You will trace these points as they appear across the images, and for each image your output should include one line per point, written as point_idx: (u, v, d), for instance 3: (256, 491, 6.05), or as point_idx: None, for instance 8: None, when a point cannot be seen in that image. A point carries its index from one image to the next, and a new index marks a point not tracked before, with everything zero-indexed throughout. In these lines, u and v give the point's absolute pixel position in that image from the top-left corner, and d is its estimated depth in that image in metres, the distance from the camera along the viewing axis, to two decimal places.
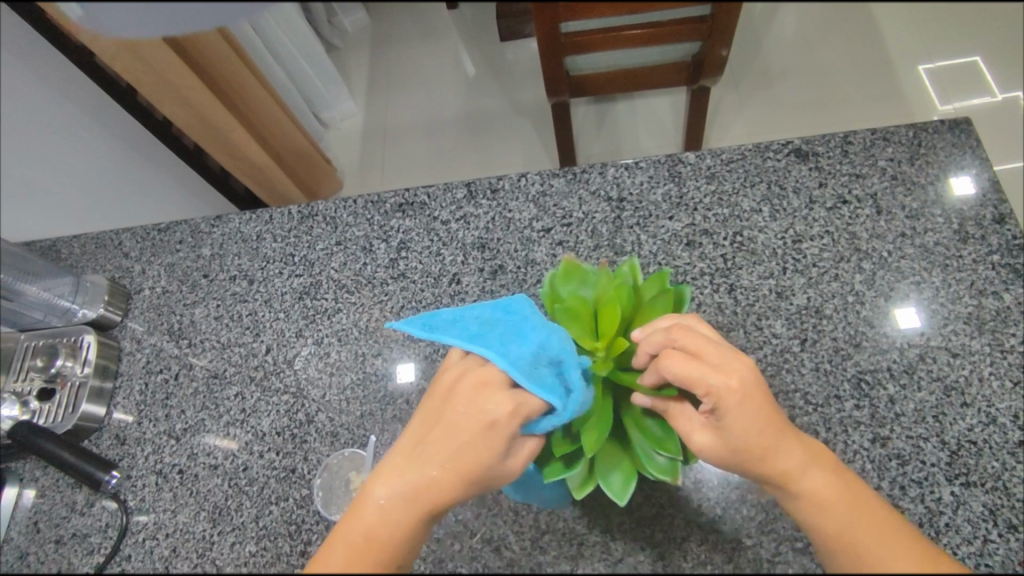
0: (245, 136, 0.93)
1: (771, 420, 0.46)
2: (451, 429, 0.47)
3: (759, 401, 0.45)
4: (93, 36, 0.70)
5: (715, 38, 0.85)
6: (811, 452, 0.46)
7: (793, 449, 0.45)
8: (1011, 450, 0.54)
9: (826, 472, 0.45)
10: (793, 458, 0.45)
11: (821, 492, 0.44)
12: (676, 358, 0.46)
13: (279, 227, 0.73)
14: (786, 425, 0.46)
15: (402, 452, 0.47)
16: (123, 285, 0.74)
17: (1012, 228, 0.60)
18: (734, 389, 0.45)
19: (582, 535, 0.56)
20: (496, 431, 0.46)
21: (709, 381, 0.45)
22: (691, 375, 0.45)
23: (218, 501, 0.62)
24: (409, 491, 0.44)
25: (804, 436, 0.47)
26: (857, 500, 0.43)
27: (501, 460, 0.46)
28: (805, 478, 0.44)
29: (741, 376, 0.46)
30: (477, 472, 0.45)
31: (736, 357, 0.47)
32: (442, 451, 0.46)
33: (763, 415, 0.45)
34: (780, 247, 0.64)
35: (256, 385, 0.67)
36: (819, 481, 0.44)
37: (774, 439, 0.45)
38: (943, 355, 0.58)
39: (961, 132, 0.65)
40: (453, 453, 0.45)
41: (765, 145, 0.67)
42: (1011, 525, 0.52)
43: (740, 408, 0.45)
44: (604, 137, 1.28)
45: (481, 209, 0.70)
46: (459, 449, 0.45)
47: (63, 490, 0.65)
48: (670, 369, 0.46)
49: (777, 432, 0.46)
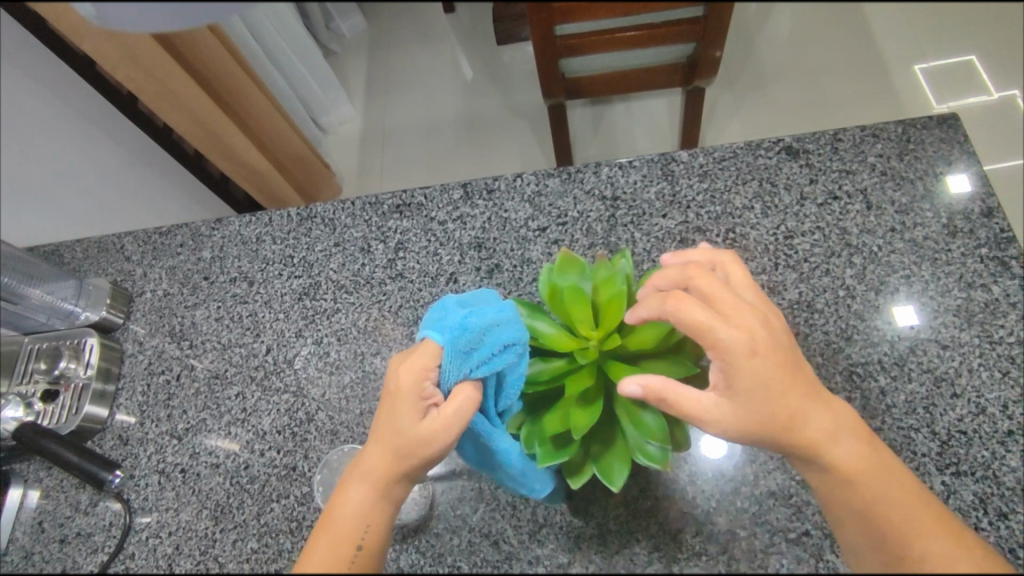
0: (244, 142, 0.94)
1: (792, 382, 0.45)
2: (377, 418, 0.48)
3: (778, 361, 0.44)
4: (94, 45, 0.71)
5: (708, 40, 0.86)
6: (840, 417, 0.45)
7: (820, 416, 0.45)
8: (1000, 440, 0.55)
9: (856, 438, 0.44)
10: (820, 425, 0.44)
11: (851, 460, 0.43)
12: (692, 304, 0.45)
13: (279, 229, 0.74)
14: (813, 389, 0.45)
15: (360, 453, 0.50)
16: (125, 288, 0.75)
17: (1000, 222, 0.61)
18: (746, 344, 0.44)
19: (579, 529, 0.57)
20: (395, 394, 0.47)
21: (719, 335, 0.44)
22: (697, 325, 0.45)
23: (220, 499, 0.63)
24: (356, 478, 0.47)
25: (830, 398, 0.46)
26: (886, 469, 0.43)
27: (410, 412, 0.46)
28: (835, 445, 0.44)
29: (756, 331, 0.45)
30: (401, 441, 0.46)
31: (751, 312, 0.45)
32: (371, 435, 0.48)
33: (783, 376, 0.44)
34: (772, 243, 0.64)
35: (257, 384, 0.68)
36: (850, 449, 0.44)
37: (800, 401, 0.44)
38: (933, 347, 0.59)
39: (948, 128, 0.66)
40: (376, 432, 0.47)
41: (757, 143, 0.68)
42: (1001, 513, 0.53)
43: (751, 365, 0.44)
44: (601, 139, 1.28)
45: (477, 209, 0.71)
46: (385, 429, 0.47)
47: (67, 490, 0.65)
48: (687, 314, 0.45)
49: (803, 397, 0.45)
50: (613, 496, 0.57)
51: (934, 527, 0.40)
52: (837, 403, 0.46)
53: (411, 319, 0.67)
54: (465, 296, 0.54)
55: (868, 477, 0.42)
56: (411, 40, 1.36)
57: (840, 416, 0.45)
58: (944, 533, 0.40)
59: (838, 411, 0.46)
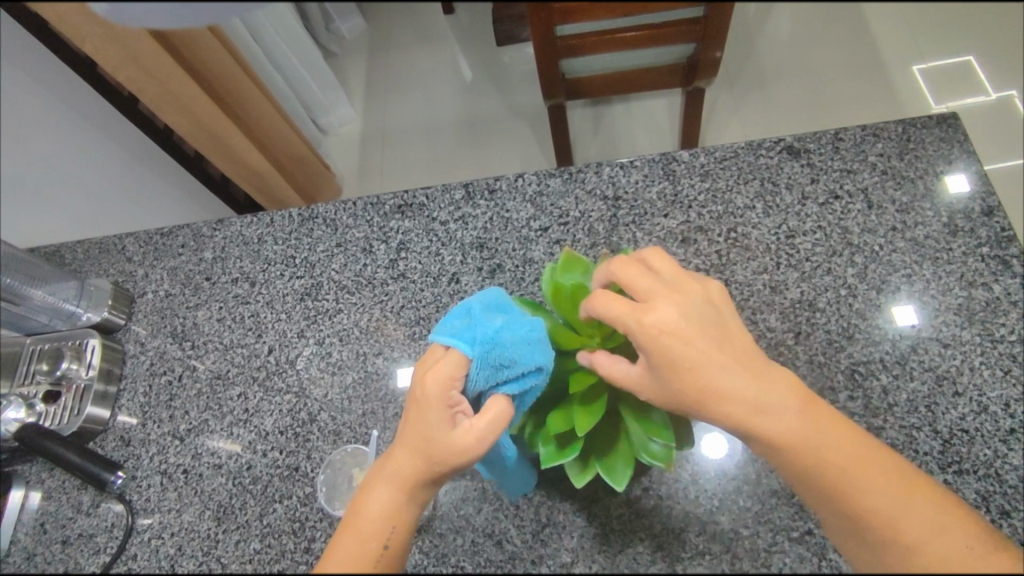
0: (244, 144, 0.94)
1: (709, 358, 0.45)
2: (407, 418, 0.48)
3: (694, 341, 0.45)
4: (95, 46, 0.71)
5: (708, 40, 0.86)
6: (765, 385, 0.45)
7: (745, 389, 0.44)
8: (1002, 438, 0.55)
9: (787, 407, 0.44)
10: (747, 399, 0.44)
11: (785, 433, 0.43)
12: (603, 298, 0.48)
13: (281, 229, 0.74)
14: (736, 361, 0.45)
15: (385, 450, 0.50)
16: (126, 289, 0.75)
17: (1000, 221, 0.62)
18: (650, 331, 0.45)
19: (582, 528, 0.57)
20: (431, 400, 0.47)
21: (625, 322, 0.46)
22: (608, 313, 0.47)
23: (222, 500, 0.63)
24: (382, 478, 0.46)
25: (756, 363, 0.46)
26: (824, 433, 0.43)
27: (446, 421, 0.46)
28: (767, 420, 0.44)
29: (663, 314, 0.46)
30: (433, 449, 0.45)
31: (665, 296, 0.47)
32: (402, 436, 0.48)
33: (700, 355, 0.45)
34: (774, 243, 0.65)
35: (259, 385, 0.68)
36: (781, 422, 0.44)
37: (720, 378, 0.45)
38: (935, 346, 0.59)
39: (948, 127, 0.66)
40: (408, 434, 0.47)
41: (758, 143, 0.68)
42: (1003, 511, 0.53)
43: (664, 347, 0.45)
44: (601, 140, 1.29)
45: (479, 209, 0.71)
46: (414, 431, 0.47)
47: (69, 491, 0.65)
48: (592, 307, 0.49)
49: (724, 372, 0.45)
50: (615, 495, 0.57)
51: (879, 490, 0.41)
52: (772, 373, 0.46)
53: (413, 320, 0.67)
54: (487, 300, 0.52)
55: (808, 449, 0.43)
56: (410, 44, 1.35)
57: (770, 390, 0.45)
58: (889, 495, 0.41)
59: (769, 382, 0.45)
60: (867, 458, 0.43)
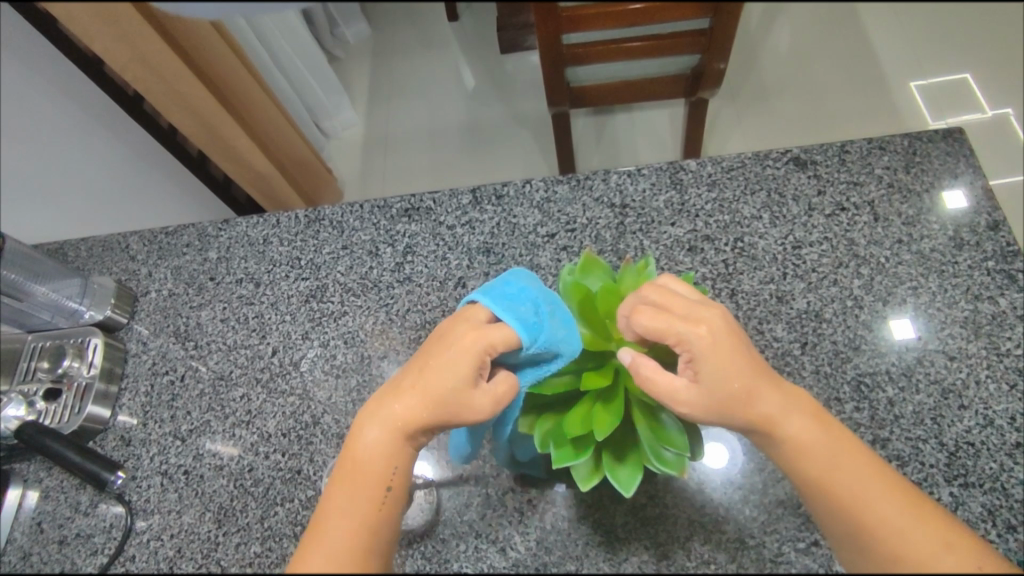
0: (248, 145, 0.94)
1: (748, 364, 0.46)
2: (420, 373, 0.50)
3: (733, 347, 0.46)
4: (104, 46, 0.71)
5: (714, 52, 0.87)
6: (788, 394, 0.46)
7: (772, 394, 0.45)
8: (1008, 452, 0.55)
9: (807, 415, 0.45)
10: (772, 404, 0.45)
11: (803, 436, 0.44)
12: (647, 313, 0.47)
13: (287, 231, 0.74)
14: (762, 370, 0.46)
15: (387, 390, 0.51)
16: (129, 288, 0.75)
17: (1005, 235, 0.62)
18: (707, 339, 0.46)
19: (587, 536, 0.56)
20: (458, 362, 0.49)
21: (680, 331, 0.46)
22: (661, 326, 0.46)
23: (223, 501, 0.63)
24: (386, 422, 0.48)
25: (778, 377, 0.47)
26: (838, 439, 0.44)
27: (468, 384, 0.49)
28: (786, 422, 0.44)
29: (710, 324, 0.46)
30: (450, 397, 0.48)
31: (705, 306, 0.48)
32: (418, 382, 0.49)
33: (743, 363, 0.46)
34: (780, 253, 0.65)
35: (262, 386, 0.67)
36: (801, 425, 0.44)
37: (753, 381, 0.45)
38: (940, 358, 0.59)
39: (954, 141, 0.67)
40: (426, 382, 0.49)
41: (765, 154, 0.69)
42: (1010, 524, 0.53)
43: (715, 354, 0.45)
44: (603, 150, 1.29)
45: (486, 214, 0.71)
46: (431, 377, 0.49)
47: (67, 491, 0.65)
48: (638, 322, 0.47)
49: (756, 377, 0.45)
50: (621, 503, 0.57)
51: (893, 502, 0.41)
52: (788, 384, 0.47)
53: (419, 324, 0.67)
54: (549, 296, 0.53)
55: (826, 453, 0.43)
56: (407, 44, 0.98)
57: (792, 397, 0.46)
58: (902, 506, 0.41)
59: (787, 390, 0.46)
60: (881, 468, 0.43)
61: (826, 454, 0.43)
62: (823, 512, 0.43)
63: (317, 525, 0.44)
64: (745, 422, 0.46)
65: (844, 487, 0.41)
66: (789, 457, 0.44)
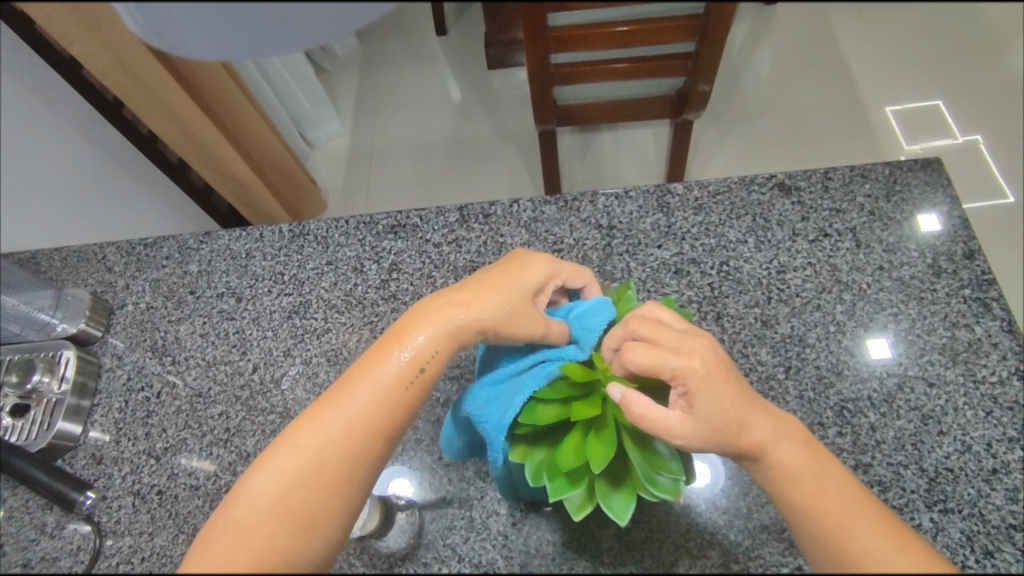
0: (231, 154, 0.93)
1: (741, 395, 0.46)
2: (491, 282, 0.53)
3: (725, 377, 0.46)
4: (83, 50, 0.69)
5: (698, 76, 0.88)
6: (781, 424, 0.46)
7: (765, 422, 0.45)
8: (985, 477, 0.56)
9: (798, 443, 0.45)
10: (763, 431, 0.45)
11: (792, 462, 0.44)
12: (640, 350, 0.47)
13: (270, 245, 0.73)
14: (754, 398, 0.47)
15: (454, 286, 0.53)
16: (105, 300, 0.73)
17: (981, 264, 0.63)
18: (701, 371, 0.46)
19: (571, 560, 0.55)
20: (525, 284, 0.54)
21: (673, 365, 0.46)
22: (655, 363, 0.46)
23: (198, 523, 0.61)
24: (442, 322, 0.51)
25: (770, 407, 0.48)
26: (826, 469, 0.44)
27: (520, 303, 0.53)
28: (778, 447, 0.45)
29: (702, 356, 0.47)
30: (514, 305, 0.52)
31: (694, 338, 0.48)
32: (489, 285, 0.53)
33: (734, 394, 0.46)
34: (765, 277, 0.66)
35: (242, 404, 0.66)
36: (792, 452, 0.45)
37: (745, 408, 0.45)
38: (920, 384, 0.60)
39: (932, 171, 0.68)
40: (500, 289, 0.52)
41: (750, 179, 0.70)
42: (987, 550, 0.54)
43: (708, 387, 0.45)
44: (588, 167, 1.29)
45: (473, 233, 0.71)
46: (510, 287, 0.53)
47: (32, 511, 0.62)
48: (632, 359, 0.47)
49: (747, 406, 0.46)
50: (607, 527, 0.56)
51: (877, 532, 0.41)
52: (780, 412, 0.48)
53: None
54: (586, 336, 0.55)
55: (812, 479, 0.44)
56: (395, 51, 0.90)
57: (783, 424, 0.46)
58: (887, 536, 0.40)
59: (779, 417, 0.47)
60: (867, 500, 0.43)
61: (813, 480, 0.43)
62: (808, 540, 0.42)
63: (349, 392, 0.47)
64: (740, 451, 0.45)
65: (832, 513, 0.42)
66: (776, 481, 0.44)
